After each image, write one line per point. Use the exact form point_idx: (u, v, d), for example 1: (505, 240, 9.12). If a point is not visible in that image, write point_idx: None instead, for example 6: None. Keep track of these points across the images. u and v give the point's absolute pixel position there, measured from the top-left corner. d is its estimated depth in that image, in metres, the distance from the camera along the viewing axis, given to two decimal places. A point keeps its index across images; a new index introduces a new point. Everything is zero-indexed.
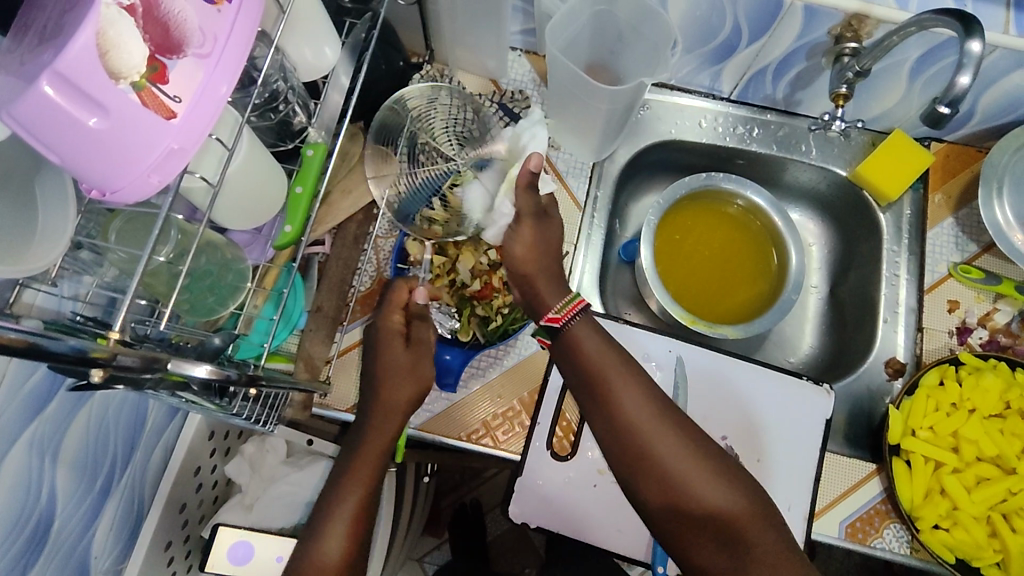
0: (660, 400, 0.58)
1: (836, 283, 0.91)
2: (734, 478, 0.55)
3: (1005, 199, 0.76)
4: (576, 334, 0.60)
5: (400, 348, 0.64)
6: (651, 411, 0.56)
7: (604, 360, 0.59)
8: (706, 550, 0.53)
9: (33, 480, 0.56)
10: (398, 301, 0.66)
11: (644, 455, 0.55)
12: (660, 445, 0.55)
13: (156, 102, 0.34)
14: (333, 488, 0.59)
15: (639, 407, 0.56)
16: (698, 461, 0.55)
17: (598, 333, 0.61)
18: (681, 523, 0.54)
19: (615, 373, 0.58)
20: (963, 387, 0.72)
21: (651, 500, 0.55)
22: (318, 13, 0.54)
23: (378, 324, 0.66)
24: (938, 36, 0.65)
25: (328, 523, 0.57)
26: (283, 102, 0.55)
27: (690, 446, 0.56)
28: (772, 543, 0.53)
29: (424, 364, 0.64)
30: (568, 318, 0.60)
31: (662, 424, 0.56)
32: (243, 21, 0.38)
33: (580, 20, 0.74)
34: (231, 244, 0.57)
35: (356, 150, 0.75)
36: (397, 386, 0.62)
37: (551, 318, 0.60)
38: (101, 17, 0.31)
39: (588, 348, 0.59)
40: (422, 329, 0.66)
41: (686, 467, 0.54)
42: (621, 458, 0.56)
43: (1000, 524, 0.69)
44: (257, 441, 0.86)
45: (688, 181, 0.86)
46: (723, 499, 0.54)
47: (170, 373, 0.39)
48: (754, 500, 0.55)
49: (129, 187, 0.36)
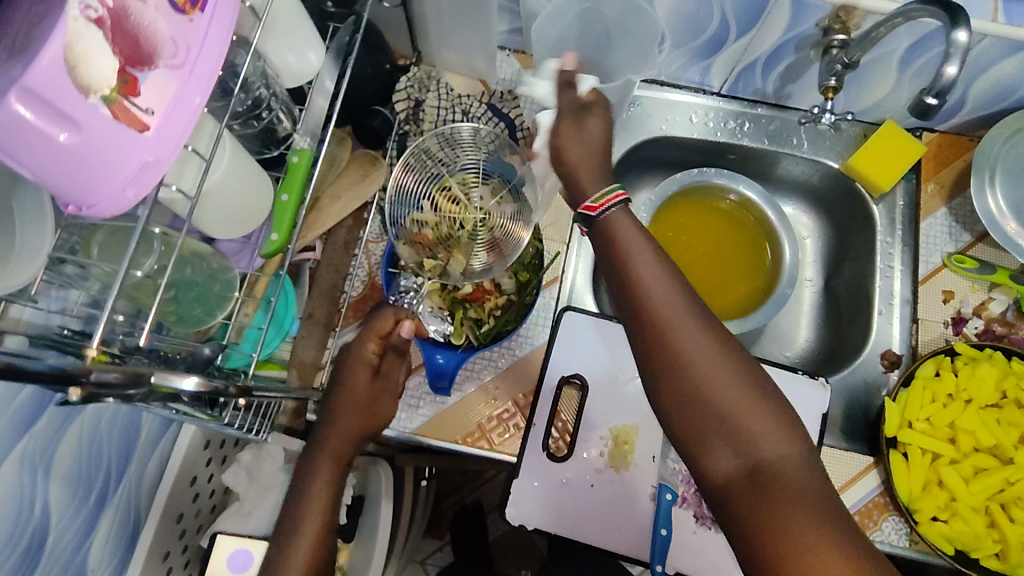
0: (697, 300, 0.53)
1: (830, 276, 0.91)
2: (766, 391, 0.50)
3: (997, 188, 0.75)
4: (613, 223, 0.57)
5: (364, 379, 0.65)
6: (684, 306, 0.52)
7: (640, 250, 0.55)
8: (718, 457, 0.48)
9: (26, 495, 0.56)
10: (379, 329, 0.65)
11: (667, 350, 0.51)
12: (687, 342, 0.51)
13: (129, 116, 0.34)
14: (290, 515, 0.59)
15: (671, 296, 0.53)
16: (728, 363, 0.50)
17: (640, 229, 0.57)
18: (696, 423, 0.49)
19: (648, 266, 0.54)
20: (959, 378, 0.72)
21: (667, 398, 0.51)
22: (299, 18, 0.53)
23: (349, 348, 0.66)
24: (926, 26, 0.65)
25: (287, 547, 0.58)
26: (266, 109, 0.54)
27: (721, 349, 0.51)
28: (798, 463, 0.47)
29: (384, 398, 0.66)
30: (606, 208, 0.57)
31: (694, 322, 0.52)
32: (216, 30, 0.38)
33: (566, 18, 0.73)
34: (216, 253, 0.56)
35: (344, 154, 0.74)
36: (353, 416, 0.63)
37: (587, 208, 0.57)
38: (67, 31, 0.30)
39: (624, 240, 0.56)
40: (393, 364, 0.67)
41: (712, 367, 0.50)
42: (644, 353, 0.53)
43: (998, 514, 0.69)
44: (255, 449, 0.84)
45: (680, 177, 0.86)
46: (747, 405, 0.49)
47: (156, 386, 0.38)
48: (786, 416, 0.49)
49: (105, 202, 0.36)
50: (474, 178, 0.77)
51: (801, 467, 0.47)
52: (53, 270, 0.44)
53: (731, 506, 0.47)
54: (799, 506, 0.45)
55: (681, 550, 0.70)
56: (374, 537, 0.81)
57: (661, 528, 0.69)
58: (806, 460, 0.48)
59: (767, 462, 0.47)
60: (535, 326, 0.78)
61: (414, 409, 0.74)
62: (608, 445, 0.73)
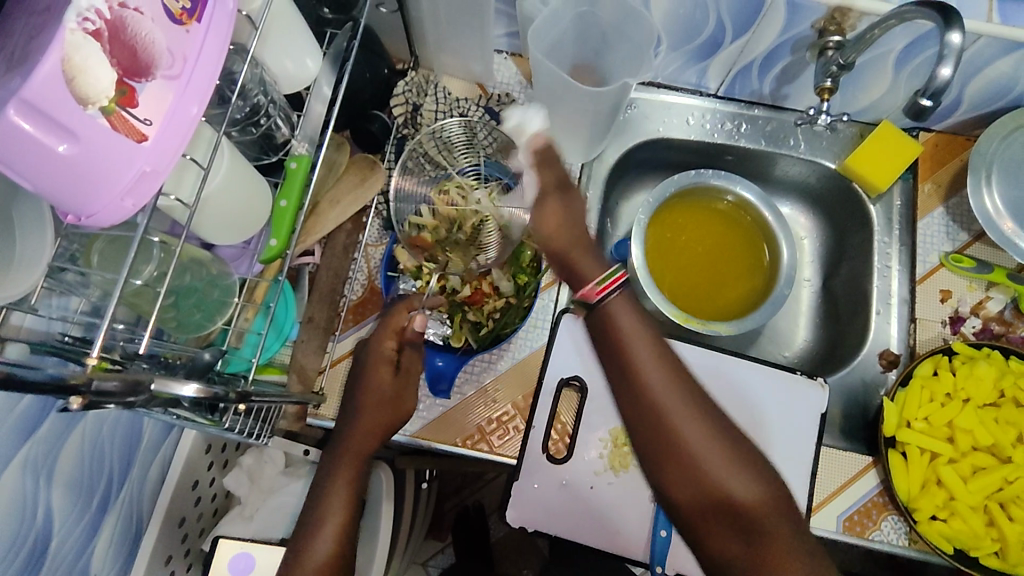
0: (695, 387, 0.56)
1: (828, 276, 0.91)
2: (761, 469, 0.54)
3: (994, 187, 0.75)
4: (613, 310, 0.56)
5: (388, 377, 0.65)
6: (685, 396, 0.54)
7: (640, 338, 0.55)
8: (721, 536, 0.52)
9: (29, 500, 0.56)
10: (393, 325, 0.66)
11: (672, 440, 0.53)
12: (690, 431, 0.53)
13: (127, 126, 0.34)
14: (315, 507, 0.60)
15: (671, 386, 0.54)
16: (729, 449, 0.54)
17: (638, 314, 0.57)
18: (701, 506, 0.53)
19: (650, 355, 0.55)
20: (957, 377, 0.72)
21: (673, 482, 0.54)
22: (297, 26, 0.54)
23: (369, 348, 0.66)
24: (922, 26, 0.65)
25: (312, 536, 0.59)
26: (264, 116, 0.55)
27: (721, 434, 0.54)
28: (791, 532, 0.52)
29: (406, 396, 0.66)
30: (608, 293, 0.55)
31: (695, 410, 0.54)
32: (211, 40, 0.38)
33: (562, 22, 0.74)
34: (216, 259, 0.57)
35: (342, 159, 0.73)
36: (376, 414, 0.64)
37: (586, 295, 0.56)
38: (65, 42, 0.30)
39: (623, 327, 0.56)
40: (412, 358, 0.67)
41: (715, 454, 0.53)
42: (648, 439, 0.55)
43: (997, 513, 0.69)
44: (256, 452, 0.86)
45: (677, 179, 0.86)
46: (748, 487, 0.52)
47: (157, 393, 0.39)
48: (779, 491, 0.53)
49: (103, 212, 0.36)
50: (475, 183, 0.77)
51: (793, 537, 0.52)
52: (53, 278, 0.45)
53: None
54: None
55: (681, 551, 0.70)
56: (376, 540, 0.81)
57: (660, 530, 0.69)
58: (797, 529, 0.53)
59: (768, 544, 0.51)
60: (534, 328, 0.78)
61: (414, 413, 0.74)
62: (608, 447, 0.73)
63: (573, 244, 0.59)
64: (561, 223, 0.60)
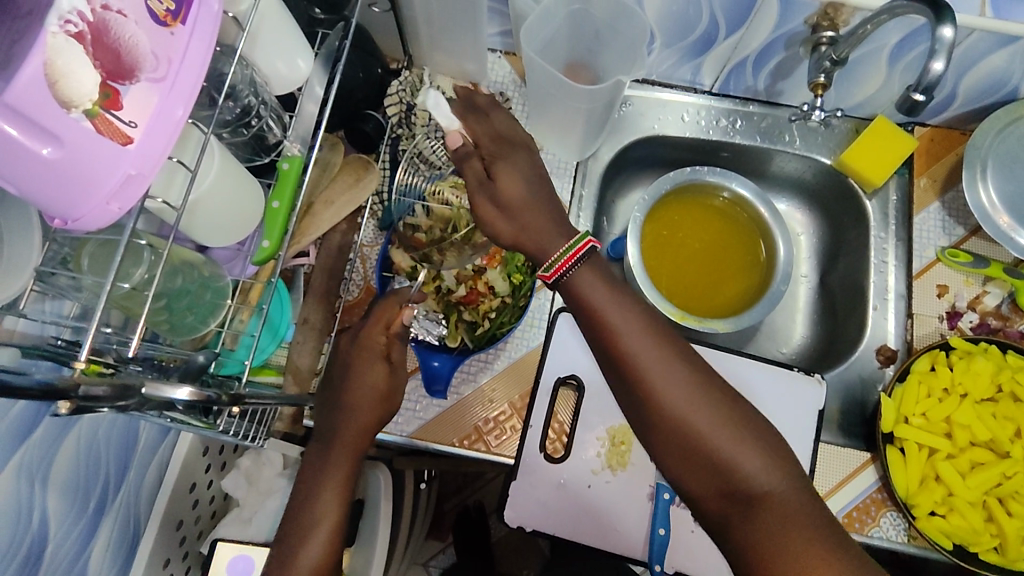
0: (677, 350, 0.55)
1: (825, 272, 0.91)
2: (752, 427, 0.53)
3: (989, 181, 0.75)
4: (581, 283, 0.57)
5: (382, 372, 0.65)
6: (666, 360, 0.54)
7: (612, 307, 0.56)
8: (711, 497, 0.52)
9: (24, 504, 0.56)
10: (384, 319, 0.66)
11: (653, 404, 0.54)
12: (671, 394, 0.53)
13: (111, 129, 0.34)
14: (306, 506, 0.60)
15: (650, 351, 0.54)
16: (714, 410, 0.53)
17: (609, 284, 0.57)
18: (691, 469, 0.53)
19: (623, 323, 0.55)
20: (954, 372, 0.72)
21: (661, 446, 0.54)
22: (286, 26, 0.53)
23: (357, 340, 0.66)
24: (914, 21, 0.65)
25: (303, 537, 0.59)
26: (256, 117, 0.55)
27: (706, 395, 0.53)
28: (786, 489, 0.50)
29: (397, 393, 0.67)
30: (563, 271, 0.56)
31: (677, 372, 0.54)
32: (197, 43, 0.38)
33: (555, 21, 0.73)
34: (208, 261, 0.57)
35: (335, 159, 0.72)
36: (371, 410, 0.64)
37: (543, 276, 0.58)
38: (47, 47, 0.30)
39: (592, 298, 0.56)
40: (398, 350, 0.68)
41: (699, 416, 0.52)
42: (635, 405, 0.55)
43: (996, 508, 0.69)
44: (254, 455, 0.86)
45: (673, 176, 0.86)
46: (735, 447, 0.52)
47: (147, 397, 0.39)
48: (773, 450, 0.52)
49: (89, 217, 0.36)
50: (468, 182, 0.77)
51: (787, 495, 0.50)
52: (44, 282, 0.45)
53: (728, 540, 0.51)
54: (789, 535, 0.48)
55: (680, 548, 0.70)
56: (374, 542, 0.81)
57: (658, 528, 0.69)
58: (795, 487, 0.51)
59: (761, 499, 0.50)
60: (531, 327, 0.78)
61: (411, 413, 0.74)
62: (605, 446, 0.73)
63: (519, 234, 0.58)
64: (497, 214, 0.58)
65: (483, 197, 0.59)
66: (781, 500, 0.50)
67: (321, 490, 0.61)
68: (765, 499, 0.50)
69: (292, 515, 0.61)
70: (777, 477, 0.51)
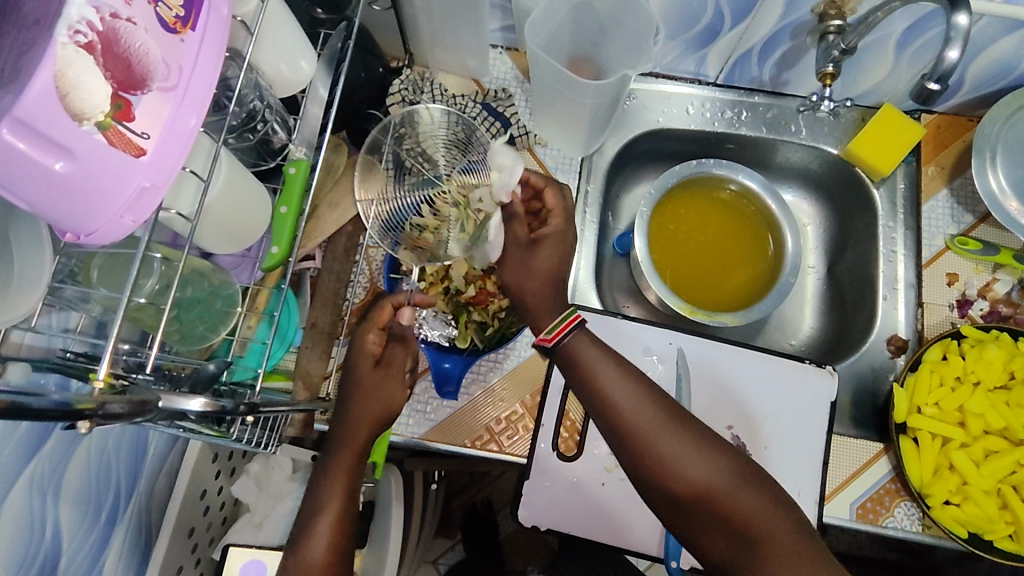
0: (665, 403, 0.57)
1: (833, 262, 0.90)
2: (744, 467, 0.54)
3: (999, 168, 0.74)
4: (572, 346, 0.60)
5: (369, 367, 0.65)
6: (656, 412, 0.56)
7: (604, 364, 0.59)
8: (719, 542, 0.51)
9: (36, 519, 0.55)
10: (378, 319, 0.66)
11: (649, 452, 0.54)
12: (664, 443, 0.54)
13: (124, 141, 0.33)
14: (310, 509, 0.60)
15: (638, 406, 0.56)
16: (709, 454, 0.54)
17: (597, 349, 0.60)
18: (688, 514, 0.53)
19: (610, 380, 0.58)
20: (967, 360, 0.72)
21: (661, 495, 0.54)
22: (288, 26, 0.52)
23: (353, 343, 0.66)
24: (922, 8, 0.65)
25: (300, 551, 0.58)
26: (261, 121, 0.54)
27: (700, 443, 0.54)
28: (784, 524, 0.51)
29: (394, 385, 0.65)
30: (560, 338, 0.60)
31: (666, 420, 0.56)
32: (207, 50, 0.37)
33: (559, 14, 0.72)
34: (217, 269, 0.56)
35: (340, 161, 0.72)
36: (363, 406, 0.63)
37: (543, 339, 0.60)
38: (57, 58, 0.30)
39: (585, 360, 0.59)
40: (397, 351, 0.67)
41: (696, 461, 0.53)
42: (627, 456, 0.56)
43: (1010, 496, 0.69)
44: (262, 460, 0.86)
45: (680, 169, 0.85)
46: (733, 487, 0.52)
47: (163, 409, 0.38)
48: (766, 487, 0.53)
49: (102, 230, 0.36)
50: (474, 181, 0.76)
51: (787, 528, 0.50)
52: (52, 295, 0.44)
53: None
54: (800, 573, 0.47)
55: None
56: (386, 545, 0.81)
57: None
58: (789, 519, 0.51)
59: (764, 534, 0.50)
60: None
61: (421, 415, 0.74)
62: None
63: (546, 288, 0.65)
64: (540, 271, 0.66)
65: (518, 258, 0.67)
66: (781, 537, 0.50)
67: (325, 484, 0.60)
68: (767, 528, 0.50)
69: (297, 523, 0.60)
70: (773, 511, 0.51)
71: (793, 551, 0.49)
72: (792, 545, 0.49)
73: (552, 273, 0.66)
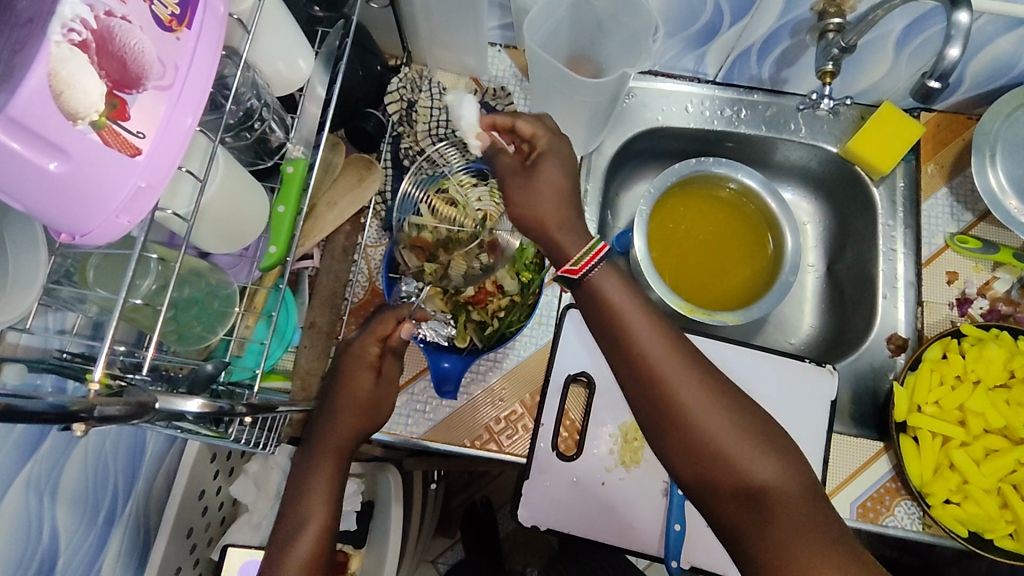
0: (690, 354, 0.55)
1: (833, 260, 0.90)
2: (764, 429, 0.53)
3: (998, 166, 0.74)
4: (600, 283, 0.56)
5: (366, 380, 0.64)
6: (682, 361, 0.54)
7: (632, 305, 0.56)
8: (728, 503, 0.51)
9: (33, 520, 0.55)
10: (379, 332, 0.64)
11: (671, 401, 0.53)
12: (687, 395, 0.53)
13: (118, 141, 0.33)
14: (296, 510, 0.59)
15: (664, 352, 0.54)
16: (729, 412, 0.53)
17: (626, 287, 0.57)
18: (701, 469, 0.52)
19: (637, 322, 0.55)
20: (967, 359, 0.72)
21: (677, 446, 0.53)
22: (285, 24, 0.52)
23: (350, 350, 0.64)
24: (922, 6, 0.64)
25: (284, 554, 0.57)
26: (259, 120, 0.53)
27: (720, 401, 0.53)
28: (799, 494, 0.50)
29: (383, 402, 0.65)
30: (586, 270, 0.56)
31: (689, 371, 0.54)
32: (203, 48, 0.37)
33: (557, 12, 0.72)
34: (215, 269, 0.55)
35: (338, 159, 0.72)
36: (355, 417, 0.63)
37: (569, 270, 0.56)
38: (51, 56, 0.29)
39: (612, 299, 0.56)
40: (392, 364, 0.67)
41: (717, 418, 0.52)
42: (647, 400, 0.55)
43: (1010, 495, 0.69)
44: (261, 460, 0.85)
45: (679, 168, 0.84)
46: (751, 448, 0.51)
47: (160, 411, 0.38)
48: (785, 453, 0.52)
49: (97, 231, 0.35)
50: (473, 180, 0.74)
51: (801, 499, 0.50)
52: (48, 296, 0.43)
53: (739, 538, 0.50)
54: (811, 543, 0.47)
55: (693, 543, 0.69)
56: (385, 544, 0.81)
57: (673, 524, 0.69)
58: (804, 487, 0.51)
59: (778, 499, 0.49)
60: (539, 325, 0.77)
61: (421, 414, 0.74)
62: (617, 443, 0.72)
63: (554, 217, 0.58)
64: (550, 195, 0.58)
65: (518, 184, 0.60)
66: (795, 506, 0.49)
67: (312, 486, 0.59)
68: (781, 497, 0.49)
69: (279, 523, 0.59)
70: (791, 477, 0.51)
71: (803, 520, 0.48)
72: (803, 515, 0.49)
73: (557, 198, 0.58)
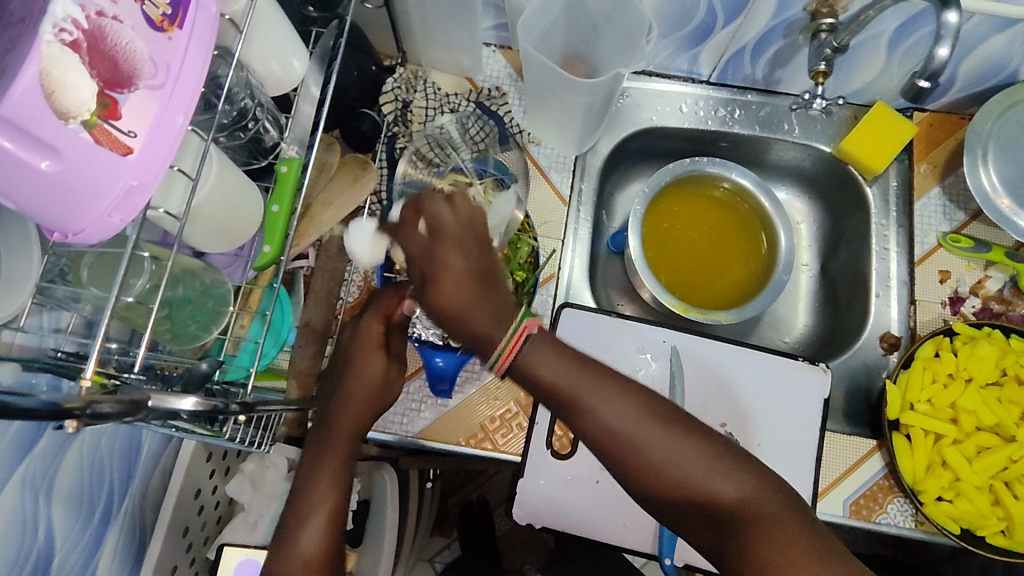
0: (647, 402, 0.49)
1: (826, 259, 0.91)
2: (738, 459, 0.49)
3: (990, 165, 0.75)
4: (533, 359, 0.49)
5: (377, 361, 0.63)
6: (638, 416, 0.49)
7: (571, 372, 0.49)
8: (713, 534, 0.49)
9: (28, 519, 0.55)
10: (381, 309, 0.64)
11: (634, 457, 0.48)
12: (649, 451, 0.48)
13: (110, 140, 0.33)
14: (305, 490, 0.57)
15: (615, 413, 0.49)
16: (697, 451, 0.48)
17: (562, 353, 0.50)
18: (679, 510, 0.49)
19: (583, 390, 0.49)
20: (959, 357, 0.72)
21: (651, 496, 0.49)
22: (279, 24, 0.52)
23: (355, 330, 0.64)
24: (914, 6, 0.65)
25: (295, 532, 0.55)
26: (252, 120, 0.54)
27: (688, 441, 0.49)
28: (784, 514, 0.47)
29: (393, 379, 0.64)
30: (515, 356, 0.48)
31: (648, 425, 0.49)
32: (195, 46, 0.37)
33: (551, 12, 0.72)
34: (209, 268, 0.56)
35: (332, 159, 0.72)
36: (367, 398, 0.61)
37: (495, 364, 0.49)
38: (42, 56, 0.29)
39: (549, 370, 0.49)
40: (397, 340, 0.66)
41: (686, 462, 0.48)
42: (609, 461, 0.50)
43: (1002, 493, 0.69)
44: (257, 459, 0.85)
45: (673, 168, 0.85)
46: (727, 485, 0.48)
47: (154, 408, 0.38)
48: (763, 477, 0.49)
49: (90, 229, 0.36)
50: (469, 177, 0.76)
51: (786, 516, 0.47)
52: (42, 295, 0.44)
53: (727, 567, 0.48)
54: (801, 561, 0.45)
55: (687, 541, 0.70)
56: (381, 543, 0.81)
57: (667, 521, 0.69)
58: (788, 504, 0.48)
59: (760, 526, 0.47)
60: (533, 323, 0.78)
61: (416, 413, 0.74)
62: None
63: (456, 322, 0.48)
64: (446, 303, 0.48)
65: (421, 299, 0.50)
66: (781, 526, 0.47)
67: (320, 465, 0.58)
68: (768, 521, 0.47)
69: (288, 502, 0.57)
70: (769, 493, 0.48)
71: (792, 540, 0.46)
72: (791, 531, 0.46)
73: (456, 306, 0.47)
